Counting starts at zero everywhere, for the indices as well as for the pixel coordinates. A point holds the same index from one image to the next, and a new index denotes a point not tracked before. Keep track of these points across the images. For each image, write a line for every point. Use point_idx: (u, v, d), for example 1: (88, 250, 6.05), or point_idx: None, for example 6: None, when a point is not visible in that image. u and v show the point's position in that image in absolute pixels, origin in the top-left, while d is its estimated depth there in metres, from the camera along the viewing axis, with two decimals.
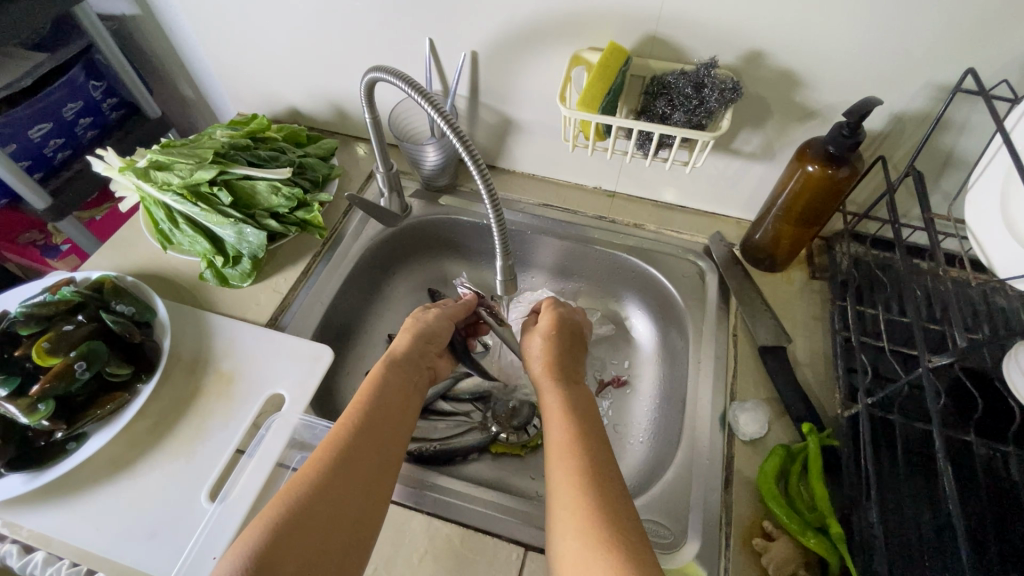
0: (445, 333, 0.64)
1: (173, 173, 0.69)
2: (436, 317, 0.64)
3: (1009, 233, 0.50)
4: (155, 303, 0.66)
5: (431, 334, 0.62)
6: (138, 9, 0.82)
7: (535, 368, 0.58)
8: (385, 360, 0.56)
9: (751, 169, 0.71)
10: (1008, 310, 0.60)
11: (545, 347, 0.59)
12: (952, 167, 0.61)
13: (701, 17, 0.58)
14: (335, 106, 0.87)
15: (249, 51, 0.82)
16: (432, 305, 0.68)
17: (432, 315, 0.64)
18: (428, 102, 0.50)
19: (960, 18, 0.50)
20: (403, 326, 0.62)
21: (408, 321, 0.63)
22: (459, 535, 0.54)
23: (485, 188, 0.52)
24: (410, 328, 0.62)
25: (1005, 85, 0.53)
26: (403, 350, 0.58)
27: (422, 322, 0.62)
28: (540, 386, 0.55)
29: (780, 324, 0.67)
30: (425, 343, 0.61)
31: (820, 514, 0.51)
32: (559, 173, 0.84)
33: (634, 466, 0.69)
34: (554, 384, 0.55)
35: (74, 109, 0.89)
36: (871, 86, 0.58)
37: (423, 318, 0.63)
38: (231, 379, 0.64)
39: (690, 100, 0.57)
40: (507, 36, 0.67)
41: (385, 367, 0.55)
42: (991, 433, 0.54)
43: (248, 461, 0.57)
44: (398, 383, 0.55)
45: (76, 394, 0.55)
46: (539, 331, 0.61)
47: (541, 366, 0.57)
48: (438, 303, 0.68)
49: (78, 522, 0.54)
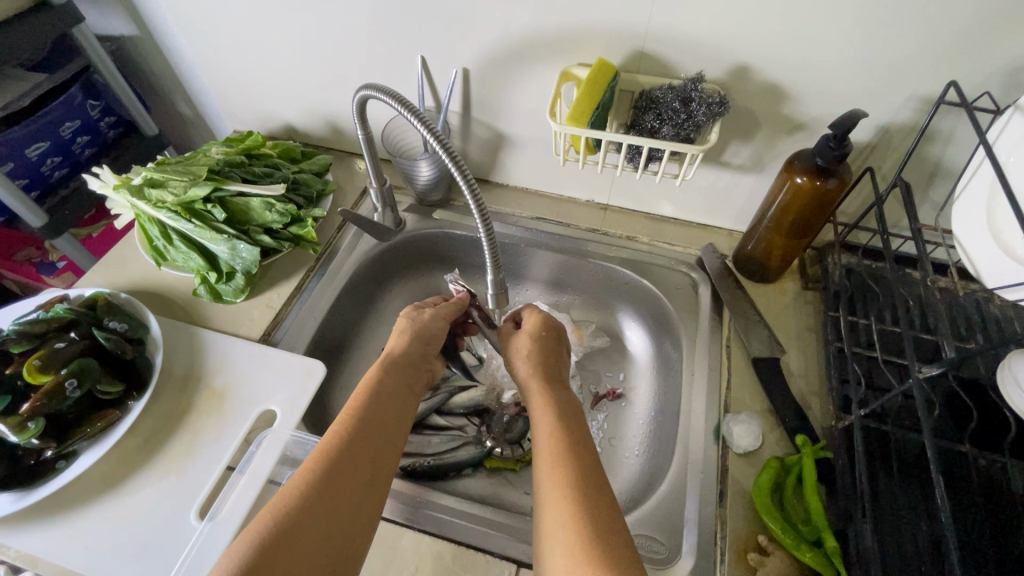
0: (442, 334, 0.64)
1: (168, 191, 0.69)
2: (431, 316, 0.63)
3: (997, 243, 0.50)
4: (148, 319, 0.66)
5: (426, 336, 0.61)
6: (137, 30, 0.84)
7: (521, 372, 0.58)
8: (379, 364, 0.56)
9: (741, 181, 0.72)
10: (999, 319, 0.60)
11: (531, 353, 0.59)
12: (940, 178, 0.62)
13: (686, 33, 0.59)
14: (329, 122, 0.88)
15: (245, 70, 0.83)
16: (424, 303, 0.68)
17: (426, 314, 0.63)
18: (418, 118, 0.51)
19: (942, 32, 0.51)
20: (397, 329, 0.62)
21: (403, 322, 0.62)
22: (450, 552, 0.54)
23: (474, 202, 0.52)
24: (405, 330, 0.61)
25: (987, 97, 0.54)
26: (398, 353, 0.58)
27: (416, 324, 0.62)
28: (529, 387, 0.56)
29: (773, 335, 0.67)
30: (421, 345, 0.61)
31: (815, 528, 0.50)
32: (551, 187, 0.85)
33: (629, 480, 0.69)
34: (538, 391, 0.54)
35: (71, 128, 0.89)
36: (857, 99, 0.59)
37: (418, 319, 0.62)
38: (222, 395, 0.63)
39: (678, 115, 0.58)
40: (497, 53, 0.68)
41: (380, 371, 0.55)
42: (986, 443, 0.54)
43: (237, 479, 0.56)
44: (393, 387, 0.54)
45: (66, 412, 0.55)
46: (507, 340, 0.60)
47: (527, 370, 0.57)
48: (430, 302, 0.67)
49: (67, 542, 0.53)
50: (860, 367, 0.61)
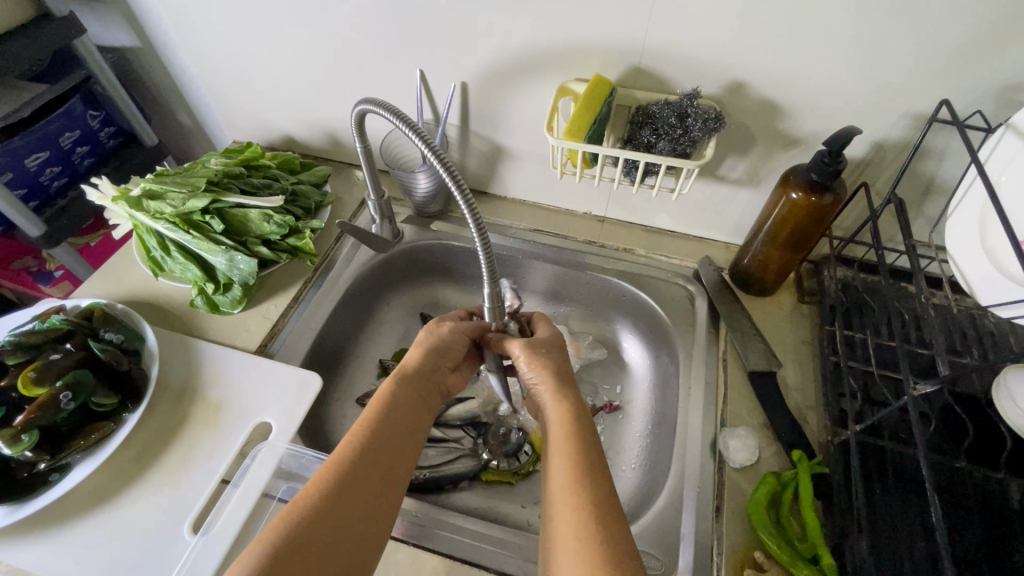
0: (462, 348, 0.63)
1: (166, 203, 0.69)
2: (450, 331, 0.61)
3: (991, 260, 0.51)
4: (144, 330, 0.66)
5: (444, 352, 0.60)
6: (138, 41, 0.85)
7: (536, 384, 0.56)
8: (392, 377, 0.55)
9: (737, 195, 0.72)
10: (995, 334, 0.60)
11: (546, 363, 0.56)
12: (934, 193, 0.62)
13: (681, 51, 0.59)
14: (328, 134, 0.89)
15: (245, 82, 0.84)
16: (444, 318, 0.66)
17: (445, 328, 0.61)
18: (416, 134, 0.50)
19: (935, 50, 0.52)
20: (416, 340, 0.61)
21: (422, 334, 0.61)
22: (445, 566, 0.54)
23: (470, 215, 0.50)
24: (422, 342, 0.60)
25: (979, 115, 0.55)
26: (413, 365, 0.57)
27: (435, 338, 0.60)
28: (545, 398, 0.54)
29: (770, 348, 0.67)
30: (437, 361, 0.59)
31: (811, 544, 0.50)
32: (549, 199, 0.85)
33: (626, 493, 0.69)
34: (557, 402, 0.53)
35: (72, 138, 0.90)
36: (849, 117, 0.59)
37: (440, 334, 0.60)
38: (218, 407, 0.63)
39: (674, 130, 0.58)
40: (496, 67, 0.69)
41: (393, 382, 0.54)
42: (982, 458, 0.54)
43: (232, 492, 0.56)
44: (407, 401, 0.54)
45: (60, 424, 0.54)
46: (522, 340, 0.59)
47: (542, 378, 0.56)
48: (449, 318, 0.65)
49: (57, 556, 0.53)
50: (856, 382, 0.61)
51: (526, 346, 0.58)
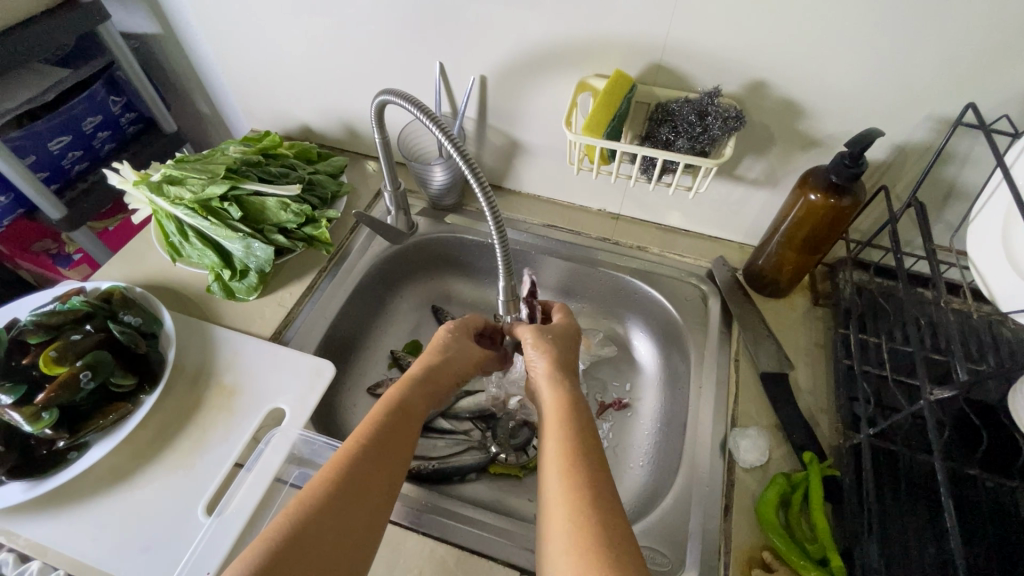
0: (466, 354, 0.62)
1: (186, 188, 0.70)
2: (462, 343, 0.62)
3: (1012, 267, 0.50)
4: (162, 313, 0.67)
5: (455, 355, 0.61)
6: (160, 29, 0.85)
7: (536, 370, 0.56)
8: (404, 378, 0.55)
9: (754, 196, 0.72)
10: (1013, 341, 0.60)
11: (549, 354, 0.57)
12: (955, 199, 0.62)
13: (702, 49, 0.59)
14: (345, 125, 0.89)
15: (265, 72, 0.85)
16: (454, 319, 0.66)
17: (461, 339, 0.63)
18: (435, 124, 0.50)
19: (960, 53, 0.51)
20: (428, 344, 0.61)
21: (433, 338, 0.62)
22: (453, 557, 0.54)
23: (488, 209, 0.50)
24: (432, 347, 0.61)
25: (1006, 119, 0.54)
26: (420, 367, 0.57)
27: (446, 345, 0.61)
28: (542, 385, 0.55)
29: (783, 350, 0.67)
30: (450, 367, 0.60)
31: (820, 547, 0.50)
32: (563, 195, 0.85)
33: (634, 490, 0.69)
34: (554, 390, 0.53)
35: (93, 123, 0.91)
36: (871, 119, 0.59)
37: (456, 341, 0.62)
38: (232, 393, 0.64)
39: (693, 128, 0.58)
40: (515, 60, 0.69)
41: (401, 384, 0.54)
42: (995, 466, 0.54)
43: (245, 475, 0.57)
44: (415, 399, 0.54)
45: (80, 403, 0.55)
46: (533, 327, 0.60)
47: (542, 366, 0.56)
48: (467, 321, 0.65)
49: (74, 532, 0.54)
50: (869, 385, 0.60)
51: (535, 331, 0.59)
